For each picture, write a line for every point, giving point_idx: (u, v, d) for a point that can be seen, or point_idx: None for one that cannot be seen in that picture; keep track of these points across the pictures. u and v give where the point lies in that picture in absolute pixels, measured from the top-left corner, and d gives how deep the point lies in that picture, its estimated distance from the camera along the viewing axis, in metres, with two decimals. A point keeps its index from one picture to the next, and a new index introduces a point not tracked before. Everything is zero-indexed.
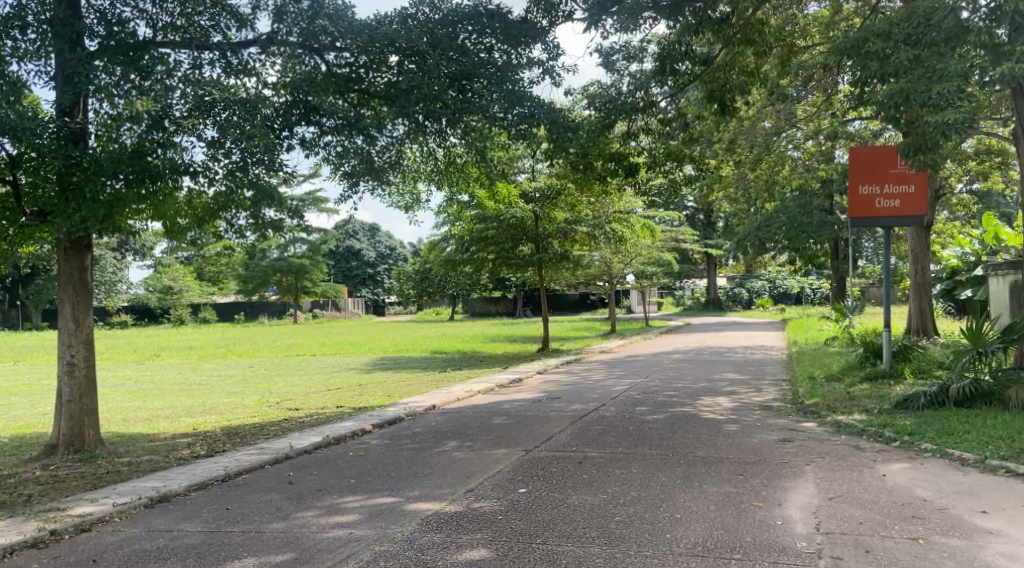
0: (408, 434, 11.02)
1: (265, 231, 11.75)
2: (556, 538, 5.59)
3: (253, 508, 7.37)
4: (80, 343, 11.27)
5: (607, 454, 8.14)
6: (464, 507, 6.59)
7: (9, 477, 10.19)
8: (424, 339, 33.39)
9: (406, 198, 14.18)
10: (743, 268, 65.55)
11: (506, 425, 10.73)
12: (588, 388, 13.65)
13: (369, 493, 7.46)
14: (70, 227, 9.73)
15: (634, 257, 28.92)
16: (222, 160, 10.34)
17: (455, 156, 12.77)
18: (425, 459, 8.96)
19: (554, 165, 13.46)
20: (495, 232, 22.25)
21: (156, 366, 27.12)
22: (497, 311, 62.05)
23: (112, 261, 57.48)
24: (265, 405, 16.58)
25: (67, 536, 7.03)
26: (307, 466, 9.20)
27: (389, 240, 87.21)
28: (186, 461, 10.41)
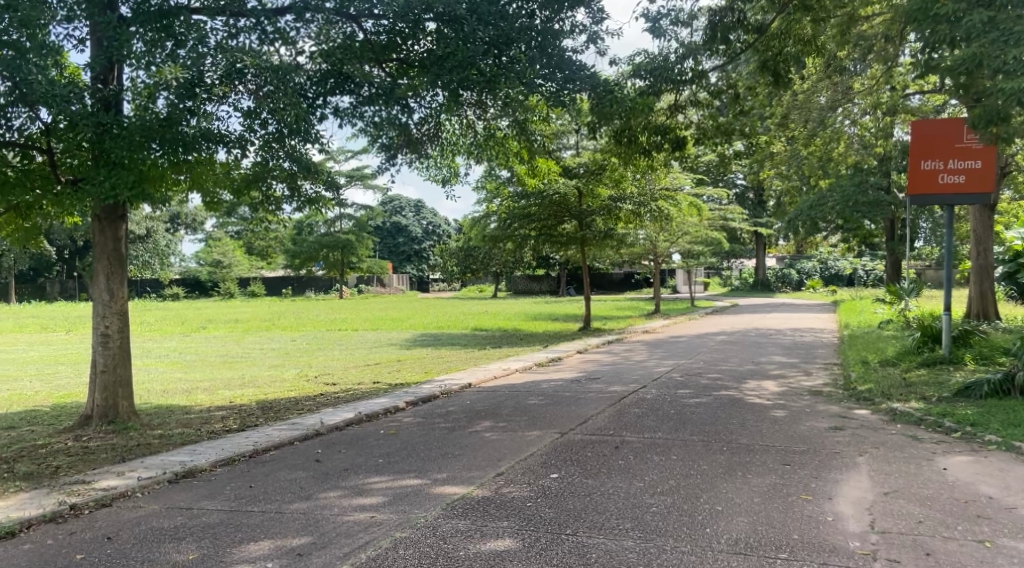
0: (441, 412, 10.74)
1: (302, 207, 11.48)
2: (586, 529, 5.22)
3: (276, 486, 7.14)
4: (114, 314, 11.14)
5: (645, 439, 7.75)
6: (492, 492, 6.25)
7: (42, 448, 10.13)
8: (465, 316, 33.11)
9: (444, 172, 13.74)
10: (793, 248, 64.19)
11: (543, 405, 10.39)
12: (629, 368, 13.25)
13: (396, 474, 7.17)
14: (101, 194, 9.54)
15: (680, 235, 28.24)
16: (256, 131, 10.10)
17: (495, 129, 12.38)
18: (456, 439, 8.67)
19: (598, 140, 12.99)
20: (537, 208, 21.86)
21: (200, 338, 27.30)
22: (541, 289, 61.75)
23: (164, 234, 58.30)
24: (304, 379, 16.49)
25: (86, 511, 6.88)
26: (336, 444, 8.96)
27: (435, 216, 87.19)
28: (218, 435, 10.27)
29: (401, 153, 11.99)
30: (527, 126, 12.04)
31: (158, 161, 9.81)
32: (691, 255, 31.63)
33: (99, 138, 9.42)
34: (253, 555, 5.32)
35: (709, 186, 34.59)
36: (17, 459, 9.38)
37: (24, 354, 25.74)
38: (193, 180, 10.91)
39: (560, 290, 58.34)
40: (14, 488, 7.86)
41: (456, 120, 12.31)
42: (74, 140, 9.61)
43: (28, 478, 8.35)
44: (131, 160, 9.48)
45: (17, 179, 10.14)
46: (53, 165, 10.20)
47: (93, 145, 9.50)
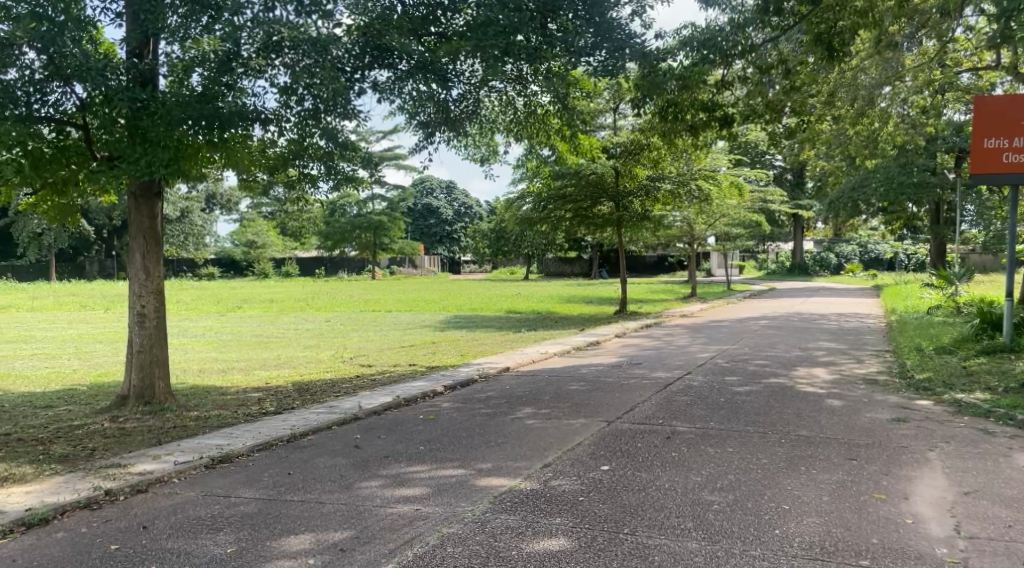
0: (481, 397, 10.46)
1: (339, 186, 11.21)
2: (645, 528, 4.92)
3: (316, 474, 6.90)
4: (150, 294, 10.97)
5: (697, 428, 7.41)
6: (542, 485, 5.96)
7: (78, 429, 10.00)
8: (498, 299, 32.86)
9: (482, 150, 13.40)
10: (832, 231, 63.09)
11: (586, 391, 10.08)
12: (672, 354, 12.90)
13: (438, 463, 6.90)
14: (138, 172, 9.33)
15: (718, 217, 27.72)
16: (294, 107, 9.85)
17: (535, 103, 12.09)
18: (499, 426, 8.39)
19: (641, 116, 12.59)
20: (573, 188, 21.50)
21: (235, 317, 27.31)
22: (573, 272, 61.38)
23: (199, 214, 58.63)
24: (339, 360, 16.34)
25: (122, 497, 6.69)
26: (375, 430, 8.72)
27: (466, 198, 86.91)
28: (254, 418, 10.07)
29: (439, 131, 11.71)
30: (569, 103, 11.70)
31: (194, 139, 9.59)
32: (728, 236, 31.08)
33: (137, 116, 9.25)
34: (294, 549, 5.07)
35: (746, 167, 33.95)
36: (54, 440, 9.24)
37: (62, 332, 25.89)
38: (227, 159, 10.68)
39: (592, 272, 57.94)
40: (49, 471, 7.70)
41: (494, 95, 12.00)
42: (111, 116, 9.39)
43: (64, 460, 8.20)
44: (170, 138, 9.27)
45: (53, 155, 10.07)
46: (89, 142, 10.09)
47: (130, 122, 9.33)
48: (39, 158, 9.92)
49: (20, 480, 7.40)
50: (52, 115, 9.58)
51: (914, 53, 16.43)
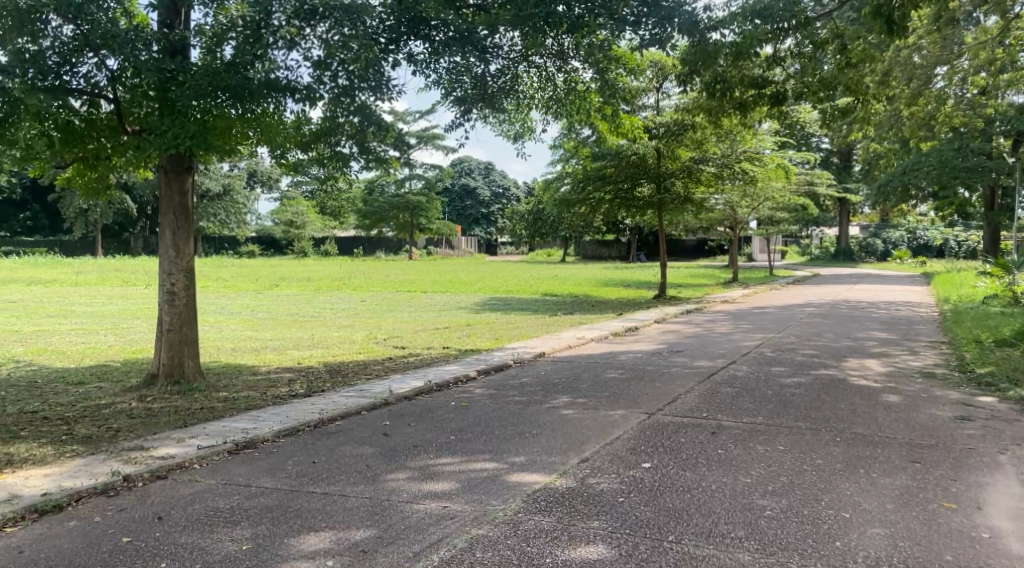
0: (515, 384, 10.10)
1: (371, 164, 10.87)
2: (692, 536, 4.54)
3: (342, 464, 6.60)
4: (180, 272, 10.74)
5: (745, 423, 6.96)
6: (578, 483, 5.58)
7: (105, 408, 9.80)
8: (534, 281, 32.46)
9: (515, 127, 12.93)
10: (879, 216, 61.64)
11: (624, 380, 9.68)
12: (714, 342, 12.44)
13: (469, 456, 6.55)
14: (165, 145, 9.12)
15: (762, 201, 26.96)
16: (326, 82, 9.58)
17: (576, 79, 11.66)
18: (533, 416, 8.02)
19: (687, 92, 12.08)
20: (613, 169, 20.95)
21: (271, 296, 27.21)
22: (610, 254, 60.81)
23: (239, 192, 58.96)
24: (373, 341, 16.09)
25: (140, 483, 6.43)
26: (405, 417, 8.40)
27: (504, 179, 86.45)
28: (282, 400, 9.82)
29: (476, 109, 11.45)
30: (609, 78, 11.26)
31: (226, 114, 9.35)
32: (771, 219, 30.28)
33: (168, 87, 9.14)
34: (313, 549, 4.76)
35: (791, 148, 33.03)
36: (78, 419, 9.04)
37: (102, 308, 26.02)
38: (263, 137, 10.40)
39: (630, 255, 57.30)
40: (70, 453, 7.48)
41: (534, 70, 11.61)
42: (141, 86, 9.32)
43: (87, 441, 7.99)
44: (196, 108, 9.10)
45: (83, 128, 9.87)
46: (119, 115, 10.03)
47: (160, 93, 9.18)
48: (71, 132, 9.81)
49: (39, 462, 7.18)
50: (82, 88, 9.43)
51: (975, 31, 15.62)
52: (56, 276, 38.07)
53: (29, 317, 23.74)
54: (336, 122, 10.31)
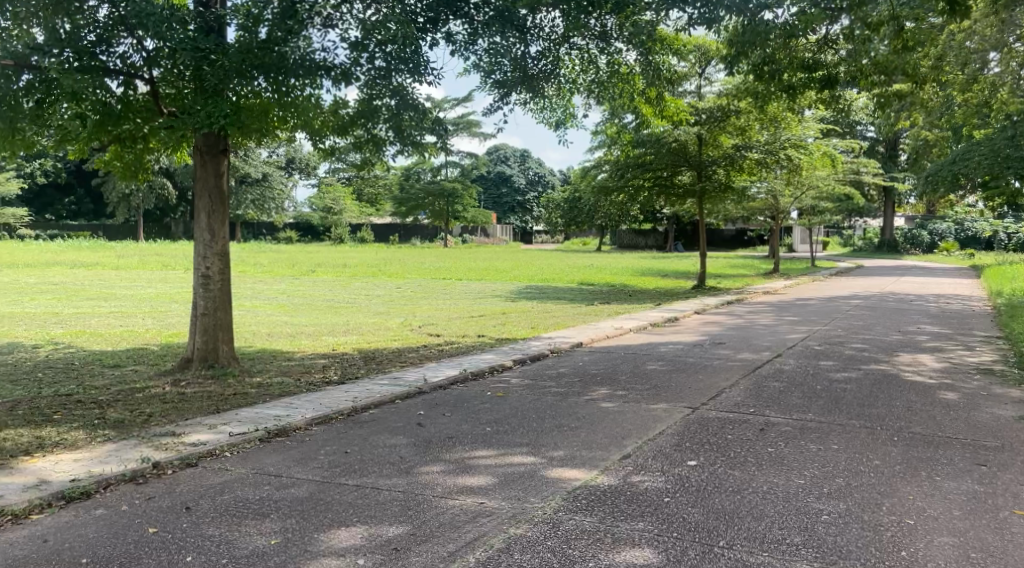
0: (553, 374, 9.86)
1: (407, 149, 10.63)
2: (744, 541, 4.27)
3: (375, 454, 6.41)
4: (215, 255, 10.62)
5: (795, 421, 6.70)
6: (621, 480, 5.35)
7: (139, 391, 9.71)
8: (570, 269, 32.19)
9: (557, 113, 12.62)
10: (925, 207, 60.37)
11: (666, 372, 9.40)
12: (758, 334, 12.09)
13: (505, 449, 6.32)
14: (198, 124, 9.02)
15: (805, 190, 26.41)
16: (363, 65, 9.60)
17: (620, 61, 11.35)
18: (572, 408, 7.78)
19: (734, 74, 11.70)
20: (653, 156, 20.59)
21: (308, 281, 27.21)
22: (647, 244, 60.32)
23: (278, 178, 59.33)
24: (408, 328, 15.93)
25: (170, 471, 6.29)
26: (440, 406, 8.18)
27: (541, 167, 86.08)
28: (316, 387, 9.67)
29: (515, 91, 11.24)
30: (654, 59, 10.95)
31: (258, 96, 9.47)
32: (814, 209, 29.68)
33: (200, 66, 8.92)
34: (344, 546, 4.56)
35: (836, 136, 32.33)
36: (112, 403, 8.94)
37: (142, 291, 26.25)
38: (301, 122, 10.27)
39: (668, 245, 56.70)
40: (102, 437, 7.37)
41: (575, 52, 11.33)
42: (177, 67, 9.14)
43: (119, 425, 7.87)
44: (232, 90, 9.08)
45: (120, 110, 9.83)
46: (156, 97, 10.03)
47: (195, 71, 9.01)
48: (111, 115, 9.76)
49: (70, 446, 7.07)
50: (120, 68, 9.54)
51: None
52: (99, 259, 38.60)
53: (70, 299, 24.01)
54: (372, 104, 10.12)
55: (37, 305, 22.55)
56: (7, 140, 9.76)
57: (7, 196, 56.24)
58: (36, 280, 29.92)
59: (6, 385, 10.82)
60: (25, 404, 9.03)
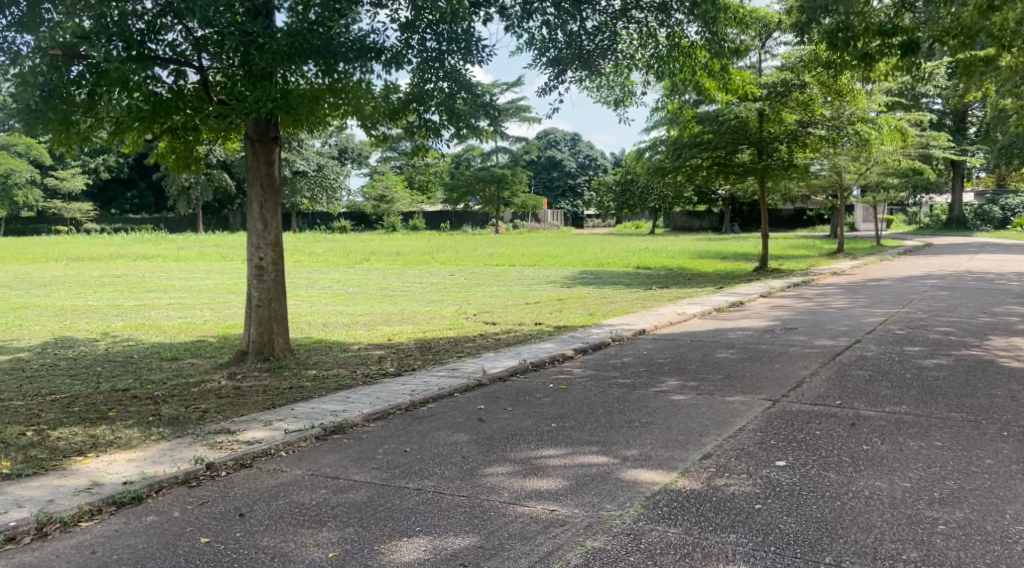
0: (617, 363, 9.46)
1: (462, 133, 10.26)
2: (853, 557, 4.16)
3: (435, 453, 6.09)
4: (268, 245, 10.39)
5: (889, 414, 6.53)
6: (704, 485, 5.08)
7: (194, 385, 9.50)
8: (625, 253, 31.69)
9: (616, 91, 12.23)
10: (994, 181, 58.28)
11: (738, 363, 8.98)
12: (831, 320, 11.56)
13: (575, 447, 5.98)
14: (246, 110, 8.85)
15: (869, 165, 25.52)
16: (415, 47, 9.38)
17: (681, 33, 10.90)
18: (642, 401, 7.41)
19: (805, 39, 11.15)
20: (712, 135, 20.03)
21: (362, 270, 27.07)
22: (702, 225, 59.35)
23: (331, 167, 59.62)
24: (464, 316, 15.66)
25: (224, 472, 6.03)
26: (502, 400, 7.85)
27: (591, 150, 85.18)
28: (373, 379, 9.41)
29: (570, 70, 10.91)
30: (719, 31, 10.54)
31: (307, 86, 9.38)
32: (878, 185, 28.70)
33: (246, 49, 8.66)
34: (407, 558, 4.28)
35: (899, 110, 31.28)
36: (167, 398, 8.74)
37: (200, 283, 26.40)
38: (353, 108, 10.04)
39: (724, 227, 55.62)
40: (156, 435, 7.15)
41: (633, 26, 10.96)
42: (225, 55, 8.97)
43: (173, 421, 7.65)
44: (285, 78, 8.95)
45: (171, 100, 9.90)
46: (206, 85, 9.92)
47: (244, 58, 8.84)
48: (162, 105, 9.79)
49: (124, 445, 6.85)
50: (163, 56, 9.38)
51: None
52: (158, 251, 39.07)
53: (130, 291, 24.20)
54: (425, 89, 9.86)
55: (98, 298, 22.81)
56: (59, 130, 9.67)
57: (70, 191, 57.35)
58: (97, 273, 30.31)
59: (63, 380, 10.73)
60: (82, 400, 8.89)
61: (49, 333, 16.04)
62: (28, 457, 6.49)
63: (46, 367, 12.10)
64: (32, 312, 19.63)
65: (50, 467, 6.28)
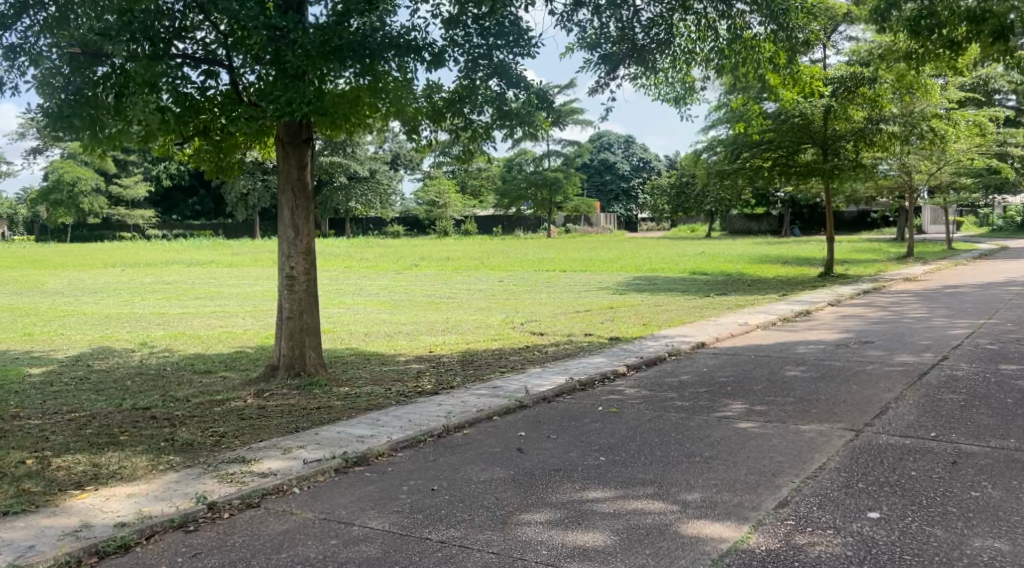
0: (673, 383, 8.62)
1: (515, 134, 9.51)
2: None
3: (466, 494, 5.36)
4: (300, 254, 9.72)
5: (996, 451, 5.65)
6: (781, 544, 4.28)
7: (218, 404, 8.86)
8: (681, 257, 30.65)
9: (676, 88, 11.33)
10: None
11: (811, 384, 8.08)
12: (910, 334, 10.58)
13: (626, 489, 5.22)
14: (276, 112, 8.15)
15: (941, 165, 24.16)
16: (461, 46, 8.85)
17: (743, 24, 10.01)
18: (702, 430, 6.58)
19: (887, 26, 10.28)
20: (775, 133, 19.11)
21: (412, 276, 26.52)
22: (760, 228, 57.88)
23: (385, 173, 59.43)
24: (510, 326, 14.91)
25: (227, 513, 5.36)
26: (545, 425, 7.10)
27: (645, 152, 83.90)
28: (408, 398, 8.72)
29: (625, 68, 10.20)
30: (788, 22, 9.68)
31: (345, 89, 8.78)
32: (950, 185, 27.25)
33: (277, 48, 8.09)
34: None
35: (971, 106, 29.74)
36: (186, 419, 8.12)
37: (248, 289, 26.07)
38: (395, 110, 9.31)
39: (783, 229, 54.11)
40: (164, 464, 6.50)
41: (691, 17, 10.19)
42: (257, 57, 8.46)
43: (186, 446, 7.01)
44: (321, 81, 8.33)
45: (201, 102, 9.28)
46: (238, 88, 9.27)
47: (275, 59, 8.17)
48: (192, 107, 9.21)
49: (127, 477, 6.22)
50: (188, 53, 8.82)
51: None
52: (213, 258, 39.05)
53: (177, 299, 23.94)
54: (473, 90, 9.20)
55: (144, 305, 22.56)
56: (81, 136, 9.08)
57: (132, 199, 58.12)
58: (151, 279, 30.24)
59: (88, 396, 10.18)
60: (98, 420, 8.30)
61: (90, 343, 15.68)
62: (19, 492, 5.88)
63: (75, 380, 11.62)
64: (78, 320, 19.36)
65: (42, 503, 5.67)
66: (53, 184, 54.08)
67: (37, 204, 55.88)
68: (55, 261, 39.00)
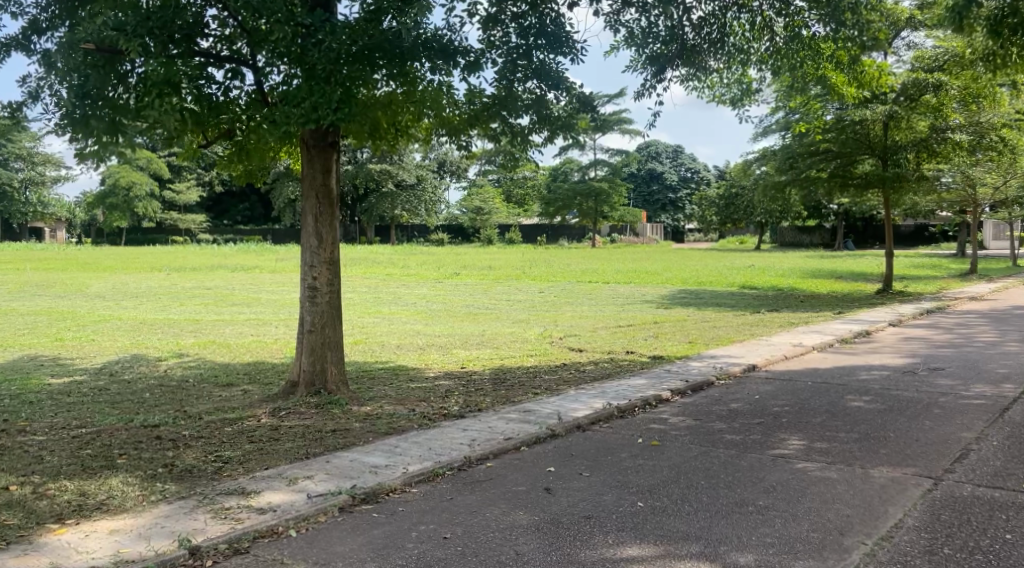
0: (722, 411, 7.82)
1: (557, 139, 8.75)
2: None
3: (482, 546, 4.71)
4: (323, 264, 9.12)
5: None
6: None
7: (230, 424, 8.26)
8: (729, 271, 29.60)
9: (733, 89, 10.64)
10: None
11: (877, 417, 7.25)
12: (984, 361, 9.63)
13: (666, 552, 4.51)
14: (297, 114, 7.35)
15: (1008, 177, 22.88)
16: (499, 46, 8.23)
17: (801, 23, 9.23)
18: (756, 472, 5.81)
19: (967, 22, 9.37)
20: (833, 141, 18.16)
21: (452, 285, 25.93)
22: (812, 241, 56.38)
23: (430, 180, 59.16)
24: (548, 340, 14.16)
25: (212, 561, 4.77)
26: (577, 459, 6.37)
27: (694, 162, 82.61)
28: (432, 421, 8.05)
29: (672, 70, 9.45)
30: (852, 18, 8.85)
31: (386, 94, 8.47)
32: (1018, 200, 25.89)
33: (303, 46, 7.34)
34: None
35: None
36: (192, 440, 7.52)
37: (287, 296, 25.67)
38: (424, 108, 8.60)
39: (835, 243, 52.61)
40: (157, 495, 5.87)
41: (745, 15, 9.41)
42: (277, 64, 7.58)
43: (185, 474, 6.39)
44: (357, 87, 7.57)
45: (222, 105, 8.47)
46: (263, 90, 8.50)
47: (299, 58, 7.37)
48: (215, 108, 8.42)
49: (114, 508, 5.62)
50: (213, 50, 8.14)
51: None
52: (257, 263, 38.91)
53: (215, 305, 23.55)
54: (511, 95, 8.45)
55: (182, 311, 22.22)
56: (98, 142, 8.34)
57: (183, 204, 58.57)
58: (194, 284, 30.13)
59: (101, 407, 9.64)
60: (101, 439, 7.73)
61: (119, 350, 15.30)
62: None
63: (92, 391, 11.13)
64: (113, 326, 18.99)
65: (14, 540, 5.07)
66: (107, 188, 54.75)
67: (92, 208, 56.65)
68: (104, 263, 39.15)
